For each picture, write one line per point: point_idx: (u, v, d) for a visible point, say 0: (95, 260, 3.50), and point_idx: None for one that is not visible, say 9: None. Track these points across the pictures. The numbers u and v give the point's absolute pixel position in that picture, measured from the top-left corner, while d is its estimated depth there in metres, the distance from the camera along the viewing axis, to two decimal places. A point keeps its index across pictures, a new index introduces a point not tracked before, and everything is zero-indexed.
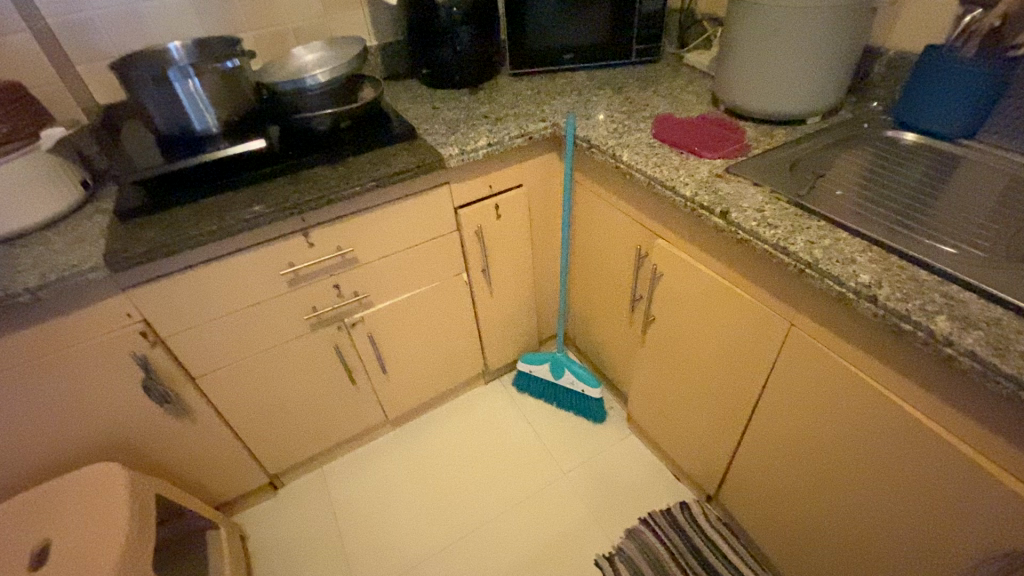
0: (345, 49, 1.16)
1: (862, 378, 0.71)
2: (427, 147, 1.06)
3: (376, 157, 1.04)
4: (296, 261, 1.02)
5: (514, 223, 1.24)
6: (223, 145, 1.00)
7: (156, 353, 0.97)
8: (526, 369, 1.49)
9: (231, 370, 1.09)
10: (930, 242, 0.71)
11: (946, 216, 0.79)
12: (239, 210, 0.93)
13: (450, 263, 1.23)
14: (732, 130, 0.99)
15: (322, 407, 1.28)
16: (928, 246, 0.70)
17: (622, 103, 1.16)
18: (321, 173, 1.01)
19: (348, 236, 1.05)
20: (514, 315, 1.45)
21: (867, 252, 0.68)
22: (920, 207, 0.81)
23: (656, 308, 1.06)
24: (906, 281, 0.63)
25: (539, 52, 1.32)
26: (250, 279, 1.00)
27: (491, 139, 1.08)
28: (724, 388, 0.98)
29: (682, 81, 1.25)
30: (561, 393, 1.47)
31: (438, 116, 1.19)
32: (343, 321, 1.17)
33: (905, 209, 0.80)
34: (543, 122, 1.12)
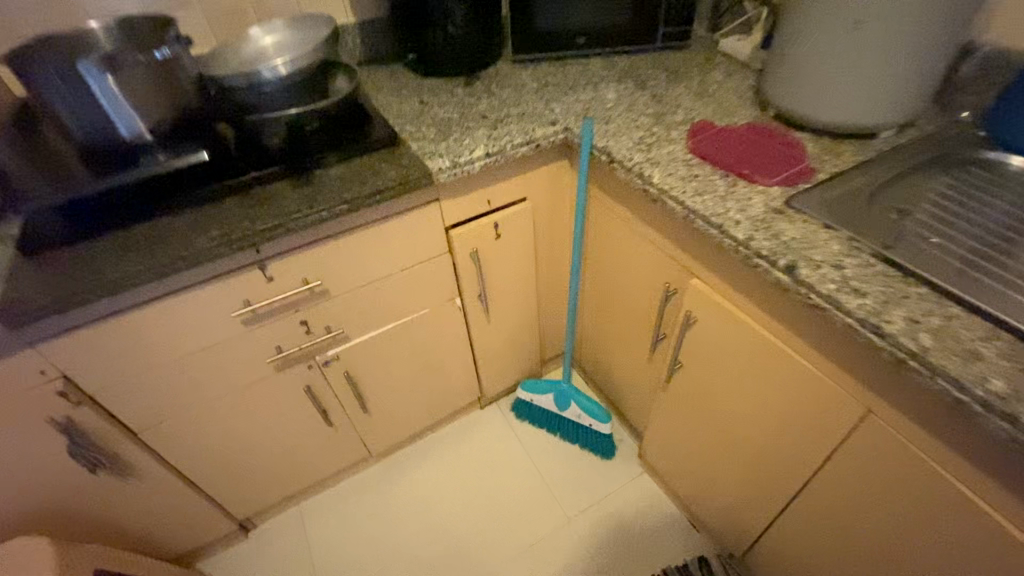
0: (313, 30, 0.95)
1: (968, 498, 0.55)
2: (412, 158, 0.87)
3: (348, 171, 0.85)
4: (253, 298, 0.85)
5: (517, 243, 1.06)
6: (161, 157, 0.80)
7: (83, 413, 0.80)
8: (526, 397, 1.34)
9: (181, 421, 0.92)
10: None
11: None
12: (174, 243, 0.74)
13: (441, 289, 1.05)
14: (788, 146, 0.80)
15: (294, 448, 1.12)
16: None
17: (648, 102, 0.96)
18: (280, 191, 0.81)
19: (316, 268, 0.87)
20: (514, 340, 1.28)
21: (992, 342, 0.51)
22: None
23: (685, 355, 0.90)
24: None
25: (548, 35, 1.11)
26: (195, 322, 0.82)
27: (490, 149, 0.89)
28: (765, 457, 0.83)
29: (719, 74, 1.05)
30: (565, 425, 1.32)
31: (427, 115, 0.99)
32: (315, 359, 0.99)
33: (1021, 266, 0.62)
34: (553, 126, 0.93)
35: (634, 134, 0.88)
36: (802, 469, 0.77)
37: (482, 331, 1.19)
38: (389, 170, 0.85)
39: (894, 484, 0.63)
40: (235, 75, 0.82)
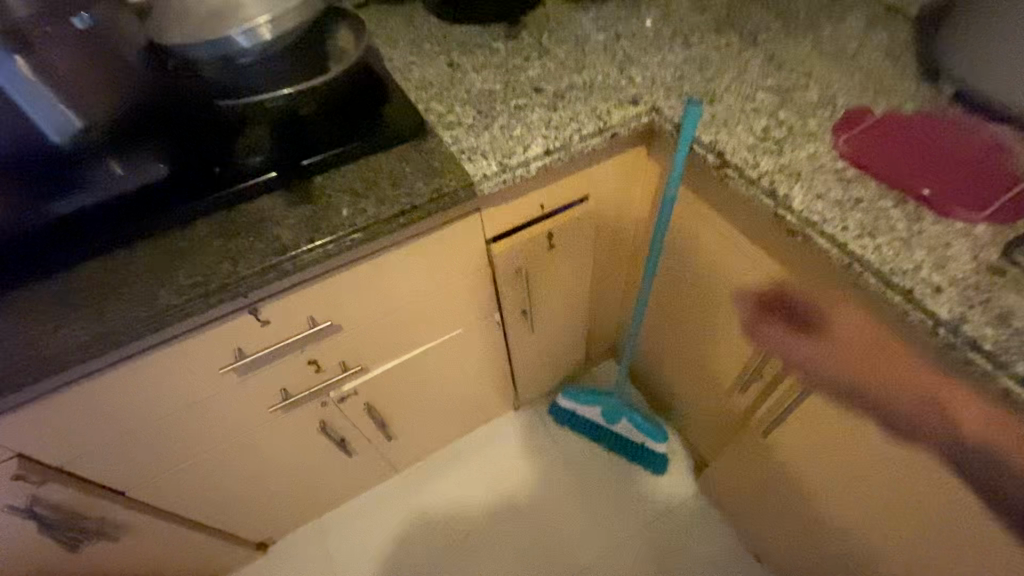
0: None
1: None
2: (447, 159, 0.64)
3: (362, 180, 0.62)
4: (247, 345, 0.66)
5: (573, 250, 0.84)
6: (116, 170, 0.60)
7: (50, 492, 0.64)
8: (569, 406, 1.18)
9: (174, 476, 0.76)
10: None
11: None
12: (130, 298, 0.54)
13: (479, 307, 0.85)
14: (993, 148, 0.56)
15: (312, 477, 0.99)
16: None
17: (764, 68, 0.70)
18: (272, 211, 0.60)
19: (325, 304, 0.67)
20: (559, 347, 1.10)
21: None
22: None
23: (793, 412, 0.71)
24: None
25: None
26: (176, 379, 0.64)
27: (552, 144, 0.65)
28: (890, 544, 0.67)
29: (855, 21, 0.77)
30: (613, 438, 1.17)
31: (460, 85, 0.74)
32: (329, 394, 0.83)
33: None
34: (635, 107, 0.68)
35: (752, 123, 0.63)
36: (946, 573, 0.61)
37: (524, 343, 1.00)
38: (416, 176, 0.62)
39: None
40: (201, 40, 0.59)
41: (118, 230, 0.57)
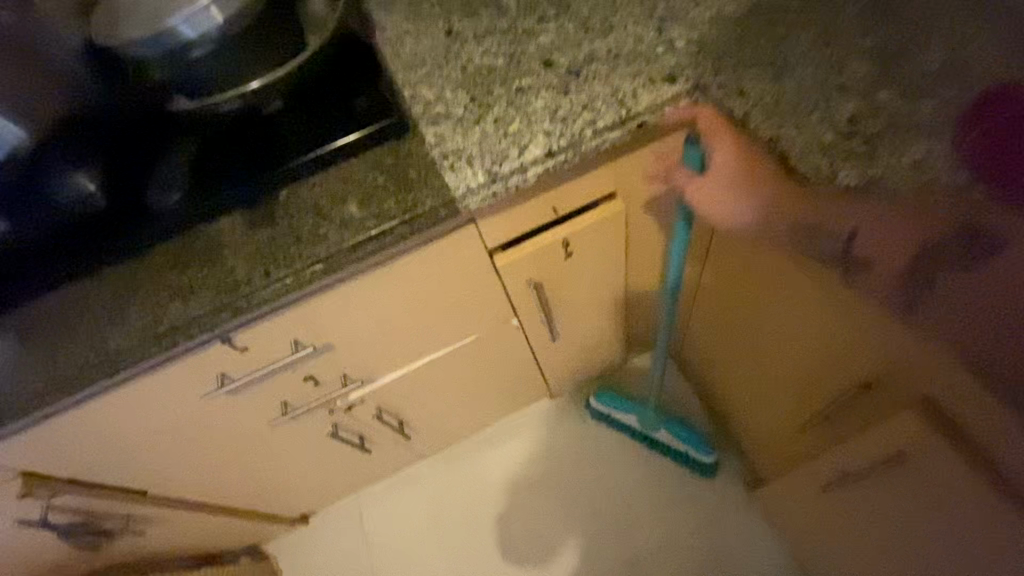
0: None
1: None
2: (427, 167, 0.53)
3: (329, 194, 0.53)
4: (230, 370, 0.62)
5: (599, 254, 0.71)
6: (86, 186, 0.54)
7: (64, 504, 0.67)
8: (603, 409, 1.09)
9: (186, 479, 0.77)
10: None
11: None
12: (85, 338, 0.50)
13: (491, 315, 0.75)
14: None
15: (337, 470, 0.98)
16: None
17: (860, 18, 0.51)
18: (230, 236, 0.53)
19: (306, 328, 0.61)
20: (594, 343, 0.98)
21: None
22: None
23: (863, 473, 0.57)
24: None
25: None
26: (158, 405, 0.61)
27: (556, 143, 0.51)
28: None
29: None
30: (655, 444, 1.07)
31: (455, 59, 0.60)
32: (333, 404, 0.78)
33: None
34: (670, 85, 0.52)
35: (761, 113, 0.49)
36: None
37: (550, 344, 0.91)
38: (389, 191, 0.52)
39: None
40: (139, 37, 0.51)
41: (77, 259, 0.53)
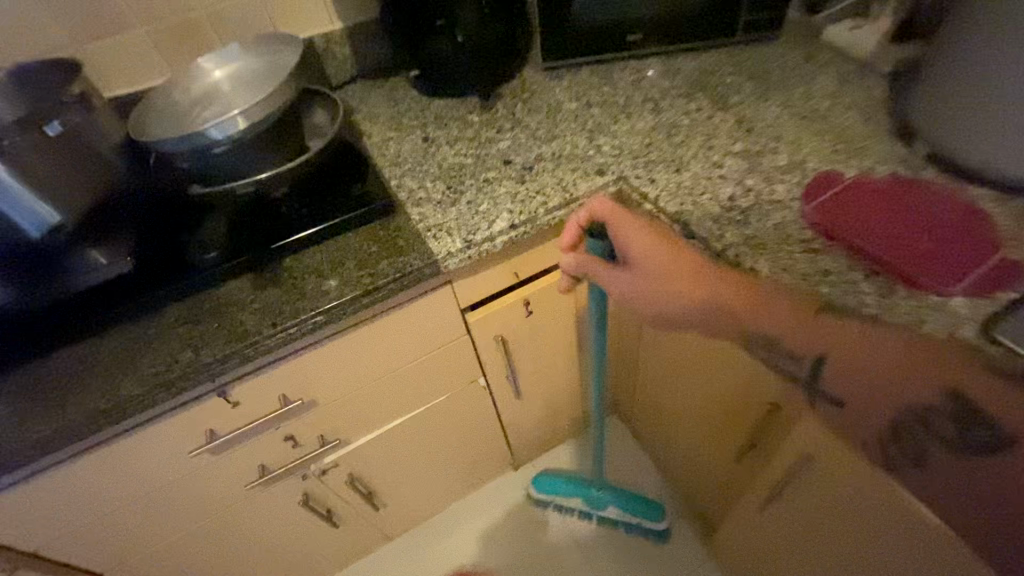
0: (278, 57, 0.72)
1: None
2: (412, 237, 0.64)
3: (329, 259, 0.64)
4: (218, 427, 0.66)
5: (554, 316, 0.83)
6: (99, 260, 0.62)
7: (23, 574, 0.65)
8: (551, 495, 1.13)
9: (151, 555, 0.76)
10: None
11: None
12: (96, 386, 0.55)
13: (460, 374, 0.84)
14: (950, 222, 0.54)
15: (301, 551, 0.97)
16: None
17: (733, 132, 0.70)
18: (238, 295, 0.61)
19: (295, 382, 0.67)
20: (553, 406, 1.07)
21: None
22: None
23: (785, 486, 0.67)
24: None
25: (588, 34, 0.84)
26: (144, 462, 0.64)
27: (516, 218, 0.65)
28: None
29: (828, 80, 0.76)
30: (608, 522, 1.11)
31: (432, 159, 0.75)
32: (308, 468, 0.81)
33: None
34: (600, 177, 0.68)
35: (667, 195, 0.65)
36: None
37: (513, 406, 0.99)
38: (379, 256, 0.63)
39: None
40: (175, 140, 0.62)
41: (91, 317, 0.60)
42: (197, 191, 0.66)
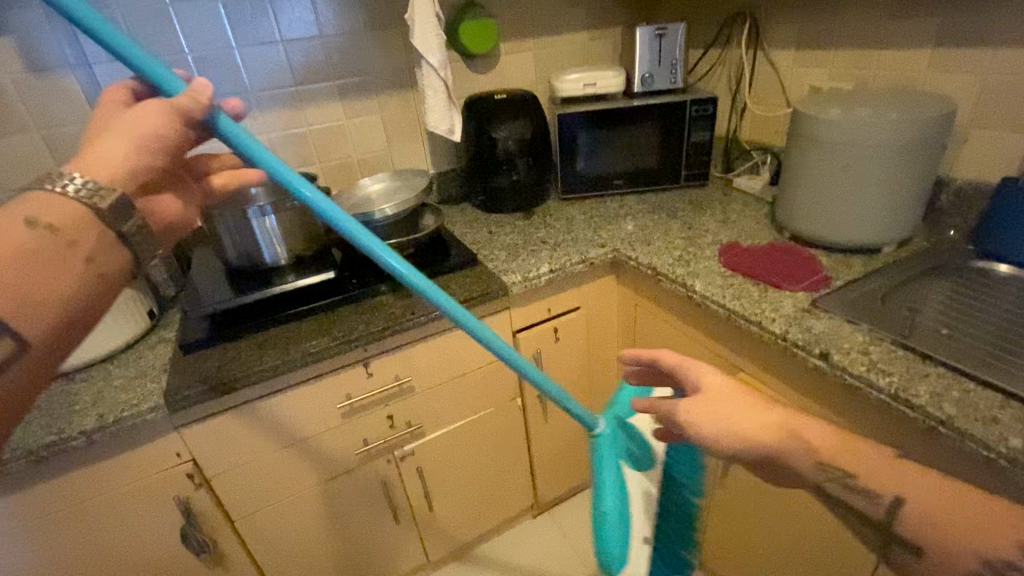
0: (410, 181, 1.21)
1: None
2: (490, 274, 1.06)
3: (439, 284, 1.04)
4: (355, 393, 0.97)
5: (572, 348, 1.21)
6: (290, 280, 1.00)
7: (200, 496, 0.90)
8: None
9: (273, 511, 0.99)
10: None
11: None
12: (302, 341, 0.90)
13: (506, 389, 1.17)
14: (807, 261, 0.96)
15: (361, 553, 1.14)
16: None
17: (680, 228, 1.17)
18: (384, 302, 1.00)
19: (407, 365, 1.01)
20: (568, 442, 1.36)
21: (954, 391, 0.65)
22: (1017, 338, 0.76)
23: None
24: None
25: (589, 178, 1.38)
26: (305, 411, 0.94)
27: (552, 266, 1.07)
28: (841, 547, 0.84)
29: (736, 205, 1.26)
30: (639, 461, 0.79)
31: (496, 241, 1.20)
32: (393, 452, 1.08)
33: (1000, 341, 0.75)
34: (603, 248, 1.12)
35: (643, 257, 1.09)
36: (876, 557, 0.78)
37: (542, 430, 1.28)
38: (470, 284, 1.03)
39: None
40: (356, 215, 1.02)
41: (288, 311, 0.96)
42: None
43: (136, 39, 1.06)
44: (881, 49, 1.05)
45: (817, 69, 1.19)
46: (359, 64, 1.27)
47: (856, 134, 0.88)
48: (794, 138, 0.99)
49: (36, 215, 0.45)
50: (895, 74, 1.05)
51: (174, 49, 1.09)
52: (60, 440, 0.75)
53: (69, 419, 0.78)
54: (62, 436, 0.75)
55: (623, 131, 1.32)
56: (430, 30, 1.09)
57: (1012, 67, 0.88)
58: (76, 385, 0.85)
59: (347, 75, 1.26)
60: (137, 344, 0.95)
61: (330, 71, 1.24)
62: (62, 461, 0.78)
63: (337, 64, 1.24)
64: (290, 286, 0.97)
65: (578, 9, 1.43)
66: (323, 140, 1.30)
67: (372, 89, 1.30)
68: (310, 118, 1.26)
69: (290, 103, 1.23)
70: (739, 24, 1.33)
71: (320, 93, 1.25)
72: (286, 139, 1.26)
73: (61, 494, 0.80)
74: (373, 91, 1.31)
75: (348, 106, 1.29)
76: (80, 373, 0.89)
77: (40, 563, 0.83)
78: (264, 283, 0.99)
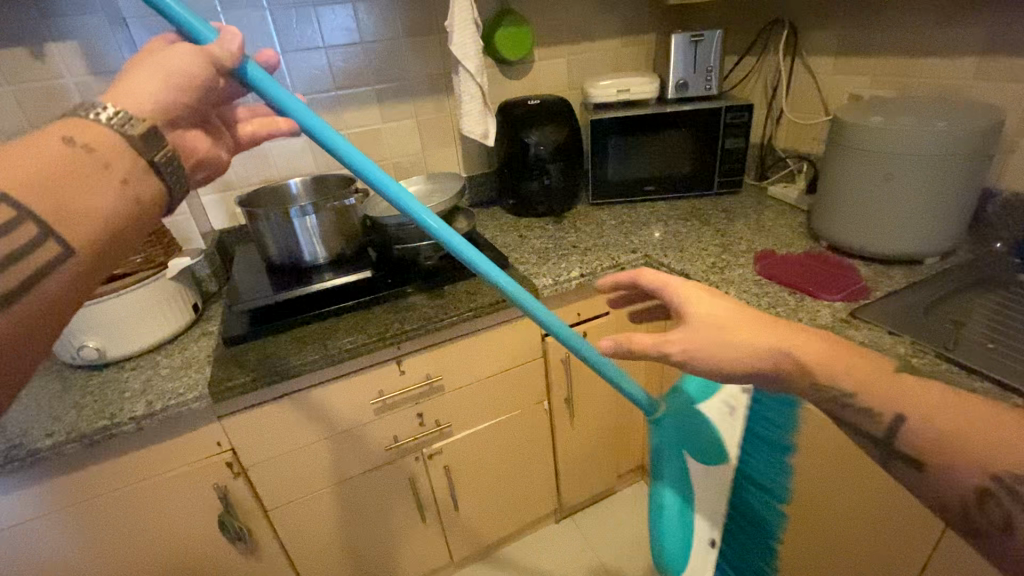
0: (444, 183, 1.23)
1: None
2: (521, 277, 1.07)
3: (471, 286, 1.06)
4: (387, 390, 0.99)
5: None
6: (328, 278, 1.03)
7: (238, 485, 0.93)
8: None
9: (305, 503, 1.01)
10: None
11: None
12: (339, 338, 0.92)
13: (534, 391, 1.18)
14: (846, 271, 0.95)
15: (387, 550, 1.16)
16: None
17: (713, 235, 1.16)
18: (418, 302, 1.01)
19: (438, 365, 1.02)
20: (594, 448, 1.35)
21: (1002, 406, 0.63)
22: None
23: None
24: None
25: (620, 184, 1.38)
26: (339, 407, 0.96)
27: (583, 270, 1.07)
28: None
29: (770, 213, 1.25)
30: (708, 455, 0.72)
31: (527, 245, 1.22)
32: (422, 450, 1.10)
33: None
34: (634, 253, 1.12)
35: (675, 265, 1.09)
36: None
37: (568, 434, 1.29)
38: (501, 286, 1.04)
39: None
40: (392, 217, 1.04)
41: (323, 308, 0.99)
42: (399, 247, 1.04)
43: None
44: (924, 56, 1.03)
45: (857, 76, 1.17)
46: (397, 70, 1.30)
47: (899, 142, 0.87)
48: (833, 147, 0.98)
49: (73, 135, 0.43)
50: (939, 81, 1.02)
51: None
52: (112, 425, 0.78)
53: (121, 405, 0.82)
54: (113, 421, 0.79)
55: (655, 137, 1.32)
56: (467, 37, 1.12)
57: None
58: (126, 373, 0.89)
59: (384, 80, 1.30)
60: (182, 336, 0.99)
61: (368, 76, 1.27)
62: (112, 445, 0.82)
63: (376, 70, 1.28)
64: (328, 284, 0.99)
65: (612, 15, 1.44)
66: (360, 143, 1.33)
67: (408, 94, 1.33)
68: (349, 121, 1.30)
69: (330, 107, 1.27)
70: (776, 31, 1.32)
71: (358, 97, 1.29)
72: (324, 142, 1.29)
73: (110, 478, 0.84)
74: (410, 95, 1.34)
75: (385, 110, 1.33)
76: (130, 362, 0.93)
77: (88, 543, 0.87)
78: (302, 280, 1.02)
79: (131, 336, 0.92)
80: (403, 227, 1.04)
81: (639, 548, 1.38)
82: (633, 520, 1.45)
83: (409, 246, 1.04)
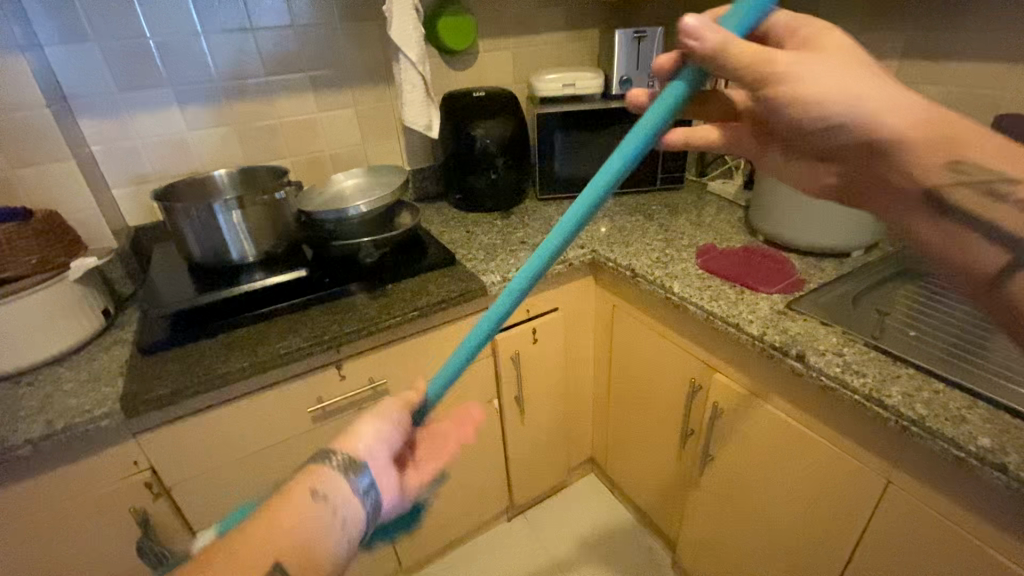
0: (385, 177, 1.17)
1: (975, 547, 0.64)
2: (468, 274, 1.03)
3: (417, 284, 1.01)
4: (327, 396, 0.94)
5: (551, 350, 1.21)
6: (258, 278, 0.96)
7: (160, 506, 0.85)
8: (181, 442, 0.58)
9: None
10: (1001, 380, 0.68)
11: (1011, 350, 0.75)
12: (272, 342, 0.86)
13: (483, 390, 1.15)
14: (781, 264, 0.98)
15: None
16: (1000, 383, 0.68)
17: (657, 230, 1.18)
18: (359, 303, 0.96)
19: (381, 368, 0.98)
20: (545, 444, 1.35)
21: (924, 391, 0.67)
22: (980, 341, 0.78)
23: (716, 446, 0.99)
24: (1018, 437, 0.59)
25: (567, 179, 1.37)
26: (274, 416, 0.90)
27: None
28: (811, 544, 0.86)
29: (711, 208, 1.28)
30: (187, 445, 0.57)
31: (473, 241, 1.18)
32: None
33: (964, 343, 0.78)
34: (582, 249, 1.11)
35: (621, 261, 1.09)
36: (847, 553, 0.81)
37: (519, 431, 1.27)
38: (447, 284, 1.01)
39: (938, 557, 0.68)
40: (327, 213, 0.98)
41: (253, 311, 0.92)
42: (338, 244, 0.98)
43: (92, 20, 0.99)
44: None
45: None
46: (333, 55, 1.23)
47: None
48: None
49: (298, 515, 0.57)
50: None
51: (134, 32, 1.03)
52: (3, 449, 0.69)
53: (15, 426, 0.72)
54: (4, 446, 0.69)
55: (601, 131, 1.32)
56: (408, 24, 1.07)
57: (976, 79, 0.92)
58: (22, 389, 0.79)
59: (320, 66, 1.22)
60: (89, 345, 0.90)
61: (302, 61, 1.20)
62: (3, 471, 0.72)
63: (310, 55, 1.20)
64: (258, 285, 0.92)
65: (557, 8, 1.43)
66: (295, 132, 1.25)
67: (347, 81, 1.27)
68: (281, 109, 1.22)
69: (260, 94, 1.18)
70: None
71: (291, 84, 1.21)
72: (253, 130, 1.21)
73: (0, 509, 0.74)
74: (348, 83, 1.27)
75: (321, 98, 1.25)
76: (26, 376, 0.83)
77: None
78: (229, 282, 0.95)
79: (29, 347, 0.81)
80: (341, 223, 0.98)
81: (591, 541, 1.39)
82: (585, 514, 1.47)
83: (349, 243, 0.98)
